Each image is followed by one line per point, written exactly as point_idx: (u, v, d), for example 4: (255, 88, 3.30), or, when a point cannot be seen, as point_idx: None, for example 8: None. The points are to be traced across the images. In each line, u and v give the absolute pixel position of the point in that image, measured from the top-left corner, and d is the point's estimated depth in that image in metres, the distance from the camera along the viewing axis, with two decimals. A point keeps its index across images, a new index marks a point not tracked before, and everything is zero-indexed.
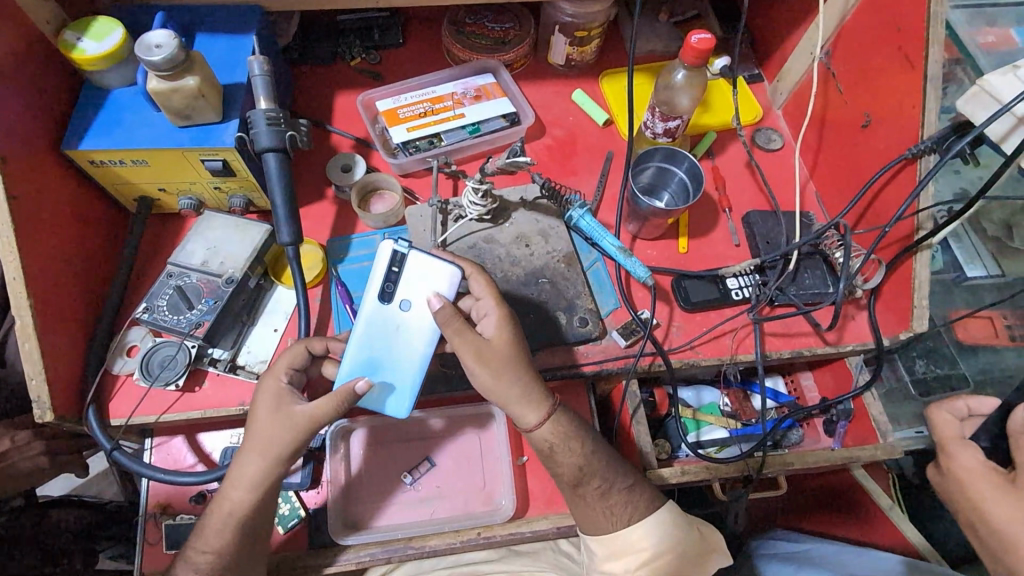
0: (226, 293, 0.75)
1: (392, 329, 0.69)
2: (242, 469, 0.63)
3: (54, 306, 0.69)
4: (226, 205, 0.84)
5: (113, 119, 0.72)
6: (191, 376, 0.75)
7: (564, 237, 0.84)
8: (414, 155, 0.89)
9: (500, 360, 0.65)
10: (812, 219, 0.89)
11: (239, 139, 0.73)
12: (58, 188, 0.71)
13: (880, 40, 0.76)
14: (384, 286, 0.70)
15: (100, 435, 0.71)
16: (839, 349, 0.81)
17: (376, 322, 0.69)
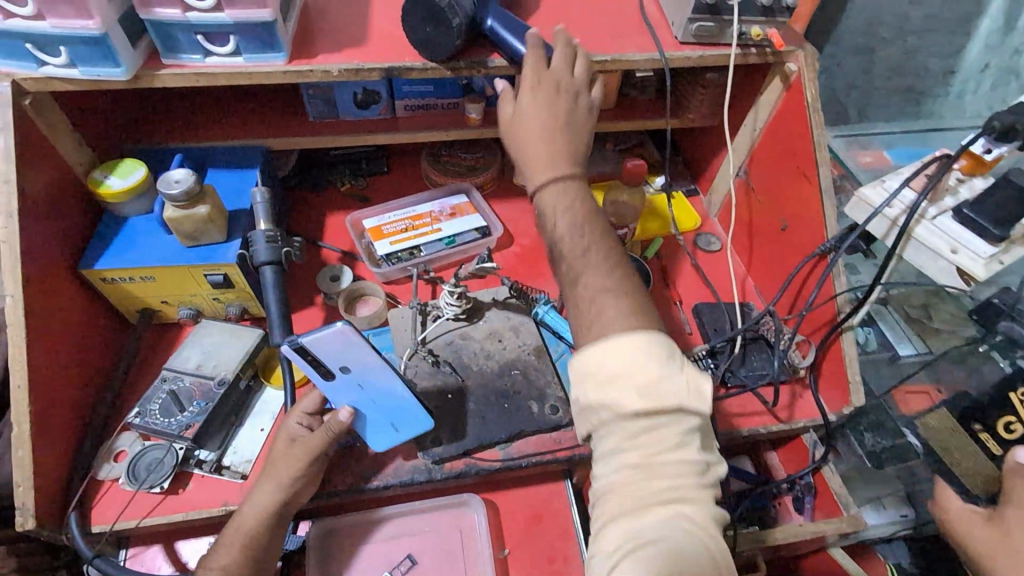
0: (217, 394, 0.80)
1: (357, 387, 0.74)
2: (266, 486, 0.72)
3: (51, 413, 0.73)
4: (221, 314, 0.91)
5: (128, 242, 0.82)
6: (176, 478, 0.77)
7: (533, 331, 0.92)
8: (397, 264, 1.00)
9: (530, 131, 0.72)
10: (753, 308, 1.00)
11: (241, 256, 0.82)
12: (69, 303, 0.79)
13: (782, 161, 0.92)
14: (318, 371, 0.71)
15: (80, 543, 0.71)
16: (792, 425, 0.87)
17: (347, 390, 0.74)
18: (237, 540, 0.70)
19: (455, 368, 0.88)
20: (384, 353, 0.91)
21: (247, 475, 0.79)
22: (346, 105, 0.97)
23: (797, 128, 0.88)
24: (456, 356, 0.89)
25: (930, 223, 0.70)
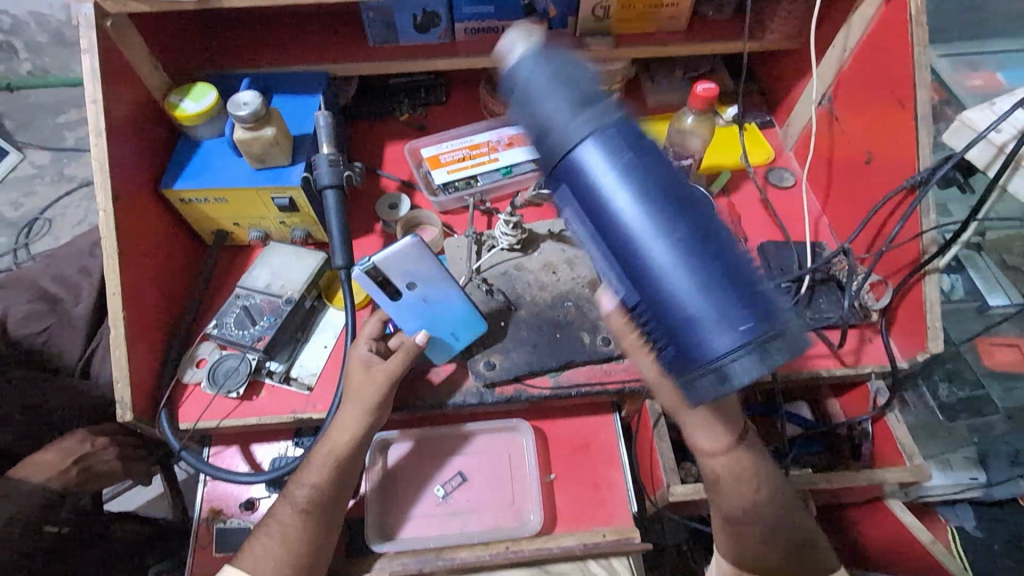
0: (285, 310, 0.85)
1: (423, 304, 0.81)
2: (350, 413, 0.77)
3: (144, 320, 0.80)
4: (288, 237, 0.95)
5: (201, 164, 0.86)
6: (250, 386, 0.84)
7: (588, 265, 0.91)
8: (453, 194, 1.00)
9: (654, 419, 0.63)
10: (824, 248, 0.94)
11: (305, 179, 0.84)
12: (154, 221, 0.84)
13: (874, 85, 0.83)
14: (387, 293, 0.80)
15: (170, 436, 0.79)
16: (857, 370, 0.83)
17: (414, 309, 0.81)
18: (329, 459, 0.76)
19: (508, 298, 0.88)
20: None
21: (312, 388, 0.84)
22: (405, 28, 0.95)
23: (896, 46, 0.79)
24: (510, 286, 0.89)
25: None
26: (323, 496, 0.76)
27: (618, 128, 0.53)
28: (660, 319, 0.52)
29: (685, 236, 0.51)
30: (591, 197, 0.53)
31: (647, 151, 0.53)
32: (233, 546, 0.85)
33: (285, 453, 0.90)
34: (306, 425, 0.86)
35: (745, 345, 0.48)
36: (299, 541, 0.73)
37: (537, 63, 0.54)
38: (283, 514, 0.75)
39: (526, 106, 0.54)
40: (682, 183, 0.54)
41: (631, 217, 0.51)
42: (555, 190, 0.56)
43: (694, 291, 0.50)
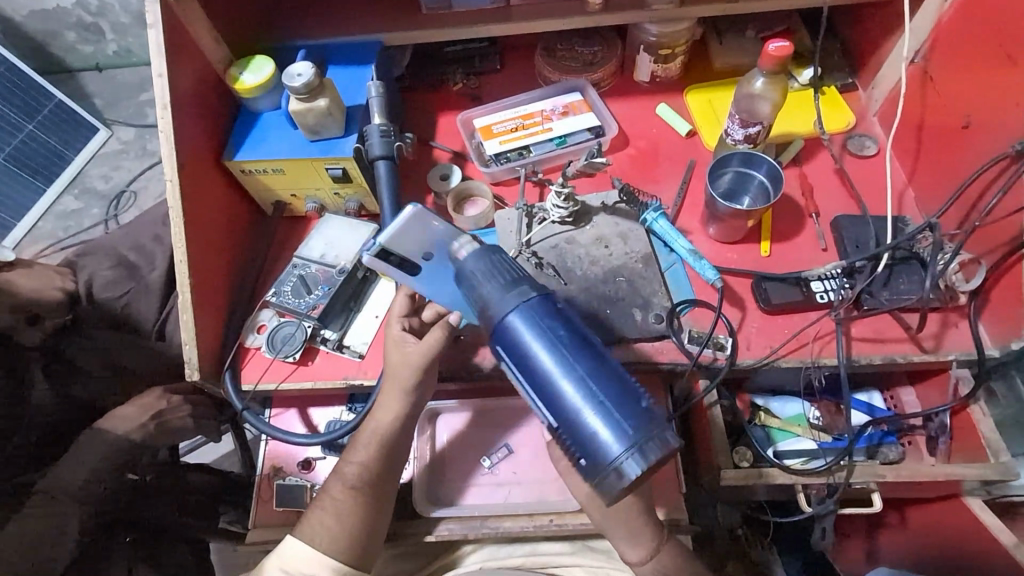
0: (338, 280, 0.88)
1: (444, 270, 0.75)
2: (391, 400, 0.79)
3: (208, 287, 0.85)
4: (342, 208, 0.96)
5: (261, 136, 0.88)
6: (306, 352, 0.87)
7: (642, 239, 0.87)
8: (505, 165, 0.98)
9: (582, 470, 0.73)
10: (908, 223, 0.85)
11: (357, 150, 0.85)
12: (217, 192, 0.88)
13: (980, 39, 0.74)
14: (403, 268, 0.74)
15: (234, 396, 0.84)
16: (938, 357, 0.76)
17: (436, 275, 0.75)
18: (374, 438, 0.80)
19: (558, 272, 0.86)
20: None
21: (364, 356, 0.87)
22: None
23: None
24: (560, 260, 0.87)
25: None
26: (369, 474, 0.79)
27: (542, 308, 0.65)
28: (577, 438, 0.61)
29: (597, 381, 0.61)
30: (521, 349, 0.64)
31: (556, 317, 0.64)
32: (291, 501, 0.90)
33: (339, 418, 0.94)
34: (358, 391, 0.89)
35: (637, 440, 0.58)
36: (352, 516, 0.78)
37: (475, 255, 0.69)
38: (334, 489, 0.79)
39: (473, 291, 0.68)
40: (572, 340, 0.63)
41: (558, 379, 0.62)
42: (497, 343, 0.66)
43: (575, 413, 0.61)
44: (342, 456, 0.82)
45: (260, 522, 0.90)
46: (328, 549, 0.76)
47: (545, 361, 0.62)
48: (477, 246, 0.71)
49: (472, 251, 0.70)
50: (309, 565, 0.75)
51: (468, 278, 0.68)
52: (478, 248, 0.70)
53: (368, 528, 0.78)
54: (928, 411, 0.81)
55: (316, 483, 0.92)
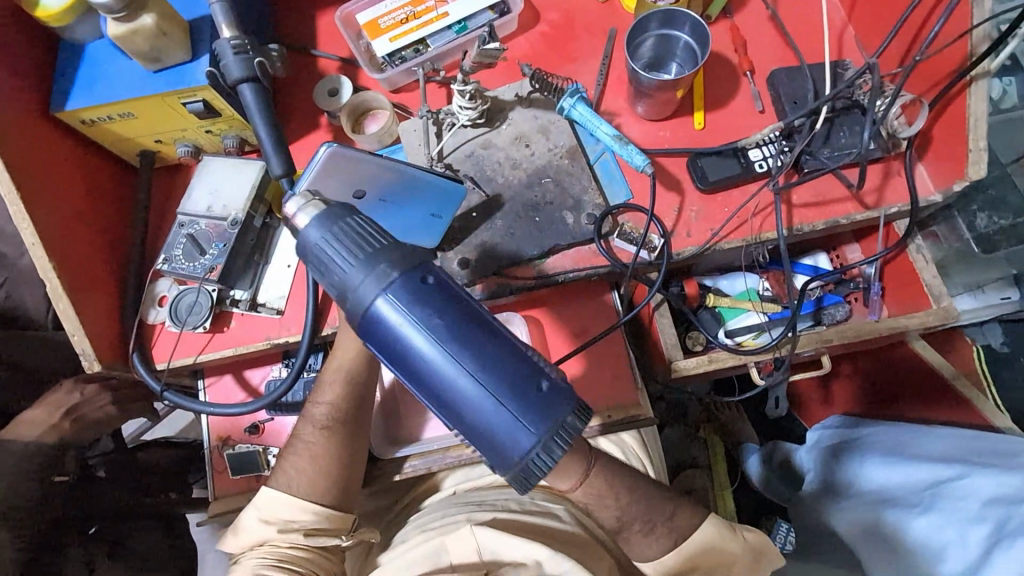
0: (232, 234, 0.76)
1: (383, 204, 0.66)
2: (350, 339, 0.74)
3: (82, 267, 0.73)
4: (221, 147, 0.83)
5: (92, 74, 0.72)
6: (218, 318, 0.79)
7: (565, 131, 0.78)
8: (401, 67, 0.83)
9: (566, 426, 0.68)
10: (848, 67, 0.77)
11: (211, 75, 0.70)
12: (59, 154, 0.73)
13: None
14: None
15: (148, 379, 0.76)
16: (880, 212, 0.73)
17: (375, 211, 0.66)
18: (339, 377, 0.75)
19: (478, 183, 0.77)
20: None
21: (283, 311, 0.79)
22: None
23: None
24: (478, 169, 0.78)
25: None
26: (338, 413, 0.75)
27: (408, 283, 0.45)
28: (482, 445, 0.44)
29: (501, 367, 0.44)
30: (391, 345, 0.45)
31: (438, 295, 0.46)
32: (247, 469, 0.86)
33: (277, 375, 0.87)
34: (289, 348, 0.82)
35: (551, 428, 0.43)
36: (327, 458, 0.74)
37: (327, 225, 0.47)
38: (306, 433, 0.75)
39: (330, 274, 0.47)
40: (448, 323, 0.45)
41: (443, 372, 0.44)
42: (367, 339, 0.47)
43: (470, 417, 0.44)
44: (308, 403, 0.78)
45: (220, 493, 0.87)
46: (308, 492, 0.72)
47: (433, 364, 0.44)
48: (324, 209, 0.48)
49: (314, 217, 0.48)
50: (290, 510, 0.71)
51: (315, 258, 0.47)
52: (323, 212, 0.48)
53: (345, 468, 0.74)
54: (854, 263, 0.77)
55: (269, 446, 0.86)
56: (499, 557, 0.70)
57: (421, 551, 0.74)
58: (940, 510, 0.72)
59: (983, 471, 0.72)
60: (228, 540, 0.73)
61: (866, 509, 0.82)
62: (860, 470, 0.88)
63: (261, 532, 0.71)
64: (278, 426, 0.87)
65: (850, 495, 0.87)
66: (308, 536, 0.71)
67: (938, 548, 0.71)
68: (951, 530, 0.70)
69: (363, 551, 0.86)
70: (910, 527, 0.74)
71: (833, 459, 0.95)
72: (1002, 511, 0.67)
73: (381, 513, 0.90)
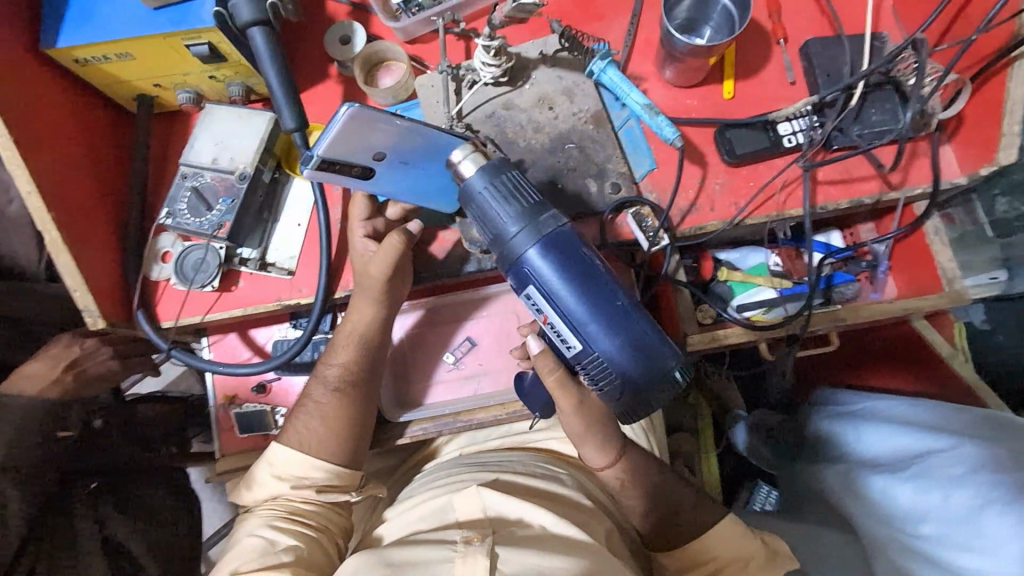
0: (241, 190, 0.73)
1: (403, 166, 0.62)
2: (365, 306, 0.73)
3: (82, 219, 0.70)
4: (225, 95, 0.78)
5: (85, 8, 0.66)
6: (226, 276, 0.76)
7: (590, 95, 0.75)
8: (417, 16, 0.78)
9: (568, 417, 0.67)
10: (884, 41, 0.75)
11: (218, 15, 0.64)
12: (51, 96, 0.68)
13: None
14: (355, 174, 0.61)
15: (154, 337, 0.74)
16: (903, 193, 0.72)
17: (395, 173, 0.63)
18: (353, 341, 0.74)
19: (499, 146, 0.74)
20: None
21: (294, 272, 0.76)
22: None
23: None
24: (499, 131, 0.75)
25: None
26: (351, 376, 0.74)
27: (567, 236, 0.57)
28: (621, 376, 0.57)
29: (631, 307, 0.57)
30: (549, 287, 0.56)
31: (577, 247, 0.57)
32: (255, 428, 0.85)
33: (284, 336, 0.86)
34: (299, 309, 0.80)
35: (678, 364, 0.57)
36: (339, 420, 0.73)
37: (490, 179, 0.58)
38: (317, 395, 0.74)
39: (490, 222, 0.58)
40: (602, 269, 0.57)
41: (580, 319, 0.56)
42: (518, 276, 0.58)
43: (611, 348, 0.56)
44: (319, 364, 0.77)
45: (227, 450, 0.86)
46: (320, 452, 0.72)
47: (578, 298, 0.56)
48: (489, 164, 0.58)
49: (481, 175, 0.58)
50: (302, 467, 0.71)
51: (481, 208, 0.58)
52: (489, 168, 0.58)
53: (358, 427, 0.74)
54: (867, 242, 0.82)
55: (276, 406, 0.86)
56: (505, 514, 0.67)
57: (430, 507, 0.72)
58: (926, 478, 0.75)
59: (971, 444, 0.74)
60: (240, 494, 0.74)
61: (855, 477, 0.85)
62: (855, 437, 0.90)
63: (274, 489, 0.71)
64: (286, 386, 0.86)
65: (843, 461, 0.90)
66: (320, 493, 0.72)
67: (921, 513, 0.74)
68: (935, 496, 0.73)
69: (370, 506, 0.87)
70: (896, 494, 0.78)
71: (831, 423, 0.97)
72: (984, 479, 0.70)
73: (387, 473, 0.92)
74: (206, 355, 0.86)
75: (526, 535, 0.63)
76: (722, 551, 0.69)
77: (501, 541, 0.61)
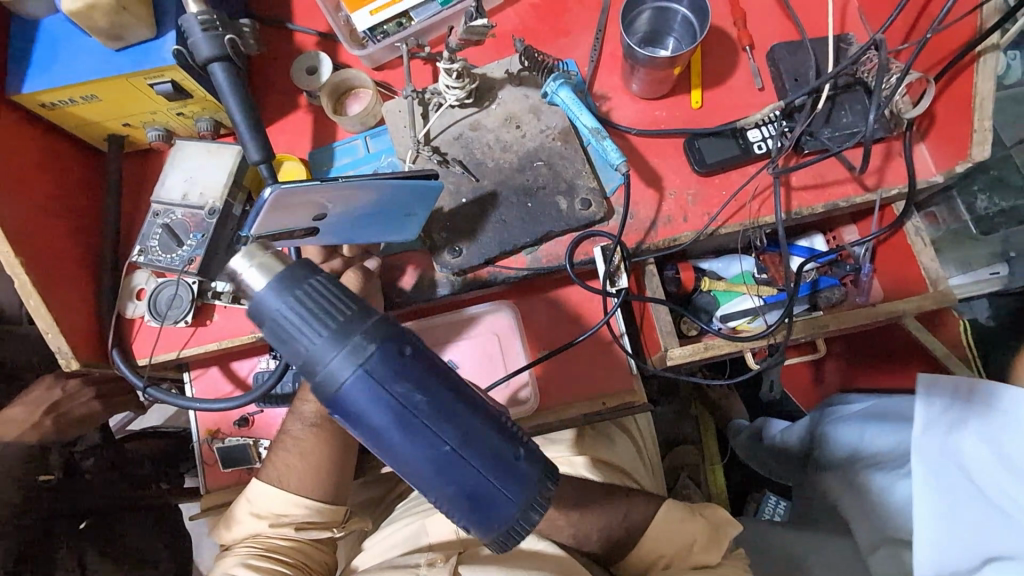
0: (211, 225, 0.73)
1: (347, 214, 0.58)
2: None
3: (53, 261, 0.70)
4: (195, 130, 0.79)
5: (49, 53, 0.67)
6: (200, 311, 0.76)
7: (557, 112, 0.75)
8: (384, 42, 0.79)
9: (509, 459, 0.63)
10: (851, 42, 0.74)
11: (179, 54, 0.65)
12: (18, 141, 0.69)
13: None
14: (298, 236, 0.57)
15: (130, 375, 0.74)
16: (879, 195, 0.71)
17: (342, 221, 0.59)
18: None
19: (468, 168, 0.74)
20: (386, 157, 0.78)
21: None
22: None
23: None
24: (467, 153, 0.74)
25: None
26: (328, 410, 0.73)
27: (377, 369, 0.45)
28: (464, 511, 0.47)
29: (464, 444, 0.46)
30: (374, 430, 0.46)
31: (417, 368, 0.47)
32: (238, 462, 0.84)
33: (265, 367, 0.85)
34: None
35: (535, 483, 0.48)
36: (318, 454, 0.71)
37: (287, 294, 0.46)
38: (295, 430, 0.73)
39: (290, 347, 0.46)
40: (426, 402, 0.46)
41: (416, 463, 0.46)
42: (337, 414, 0.47)
43: (444, 487, 0.47)
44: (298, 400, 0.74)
45: (212, 486, 0.86)
46: (299, 488, 0.70)
47: (400, 435, 0.46)
48: (279, 272, 0.46)
49: (268, 291, 0.45)
50: (281, 504, 0.70)
51: (274, 331, 0.46)
52: (281, 279, 0.46)
53: (339, 462, 0.73)
54: (847, 246, 0.80)
55: (259, 439, 0.85)
56: (476, 536, 0.69)
57: (401, 535, 0.72)
58: None
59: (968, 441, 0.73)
60: (219, 533, 0.73)
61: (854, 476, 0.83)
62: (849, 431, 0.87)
63: (254, 527, 0.70)
64: (269, 418, 0.85)
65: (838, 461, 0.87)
66: (299, 529, 0.71)
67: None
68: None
69: (356, 540, 0.86)
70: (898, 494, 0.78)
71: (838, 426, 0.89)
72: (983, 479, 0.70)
73: (375, 502, 0.90)
74: (188, 391, 0.85)
75: (494, 553, 0.65)
76: (665, 546, 0.67)
77: (467, 562, 0.64)
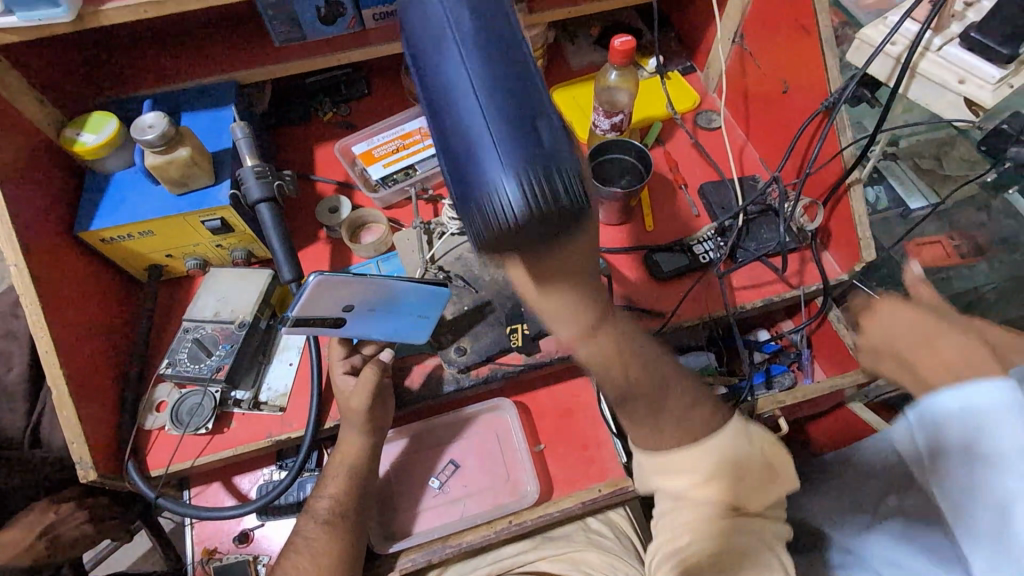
0: (240, 336, 0.81)
1: (369, 310, 0.71)
2: (352, 439, 0.78)
3: (87, 375, 0.75)
4: (228, 259, 0.91)
5: (118, 199, 0.80)
6: (219, 419, 0.81)
7: None
8: (393, 188, 0.96)
9: None
10: (758, 180, 0.97)
11: (233, 197, 0.80)
12: (77, 272, 0.79)
13: (780, 15, 0.83)
14: (328, 324, 0.70)
15: (143, 486, 0.76)
16: (799, 291, 0.88)
17: (364, 316, 0.72)
18: (343, 473, 0.77)
19: (467, 282, 0.87)
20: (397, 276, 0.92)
21: (285, 408, 0.82)
22: (310, 24, 0.86)
23: None
24: (467, 271, 0.88)
25: (935, 54, 0.67)
26: (342, 507, 0.76)
27: (502, 23, 0.42)
28: (496, 164, 0.38)
29: (546, 126, 0.39)
30: (434, 43, 0.41)
31: (519, 54, 0.41)
32: None
33: (270, 477, 0.87)
34: (288, 446, 0.84)
35: (572, 178, 0.38)
36: (329, 554, 0.72)
37: None
38: (307, 530, 0.75)
39: None
40: (540, 84, 0.41)
41: (476, 106, 0.39)
42: (410, 56, 0.44)
43: (486, 150, 0.38)
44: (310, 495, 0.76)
45: None
46: None
47: (491, 147, 0.38)
48: None
49: None
50: None
51: None
52: None
53: (348, 563, 0.73)
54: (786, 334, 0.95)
55: (259, 555, 0.84)
56: None
57: None
58: None
59: None
60: None
61: None
62: None
63: None
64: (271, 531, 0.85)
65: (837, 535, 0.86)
66: None
67: None
68: None
69: None
70: None
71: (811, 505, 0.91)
72: None
73: None
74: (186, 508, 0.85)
75: None
76: None
77: None
